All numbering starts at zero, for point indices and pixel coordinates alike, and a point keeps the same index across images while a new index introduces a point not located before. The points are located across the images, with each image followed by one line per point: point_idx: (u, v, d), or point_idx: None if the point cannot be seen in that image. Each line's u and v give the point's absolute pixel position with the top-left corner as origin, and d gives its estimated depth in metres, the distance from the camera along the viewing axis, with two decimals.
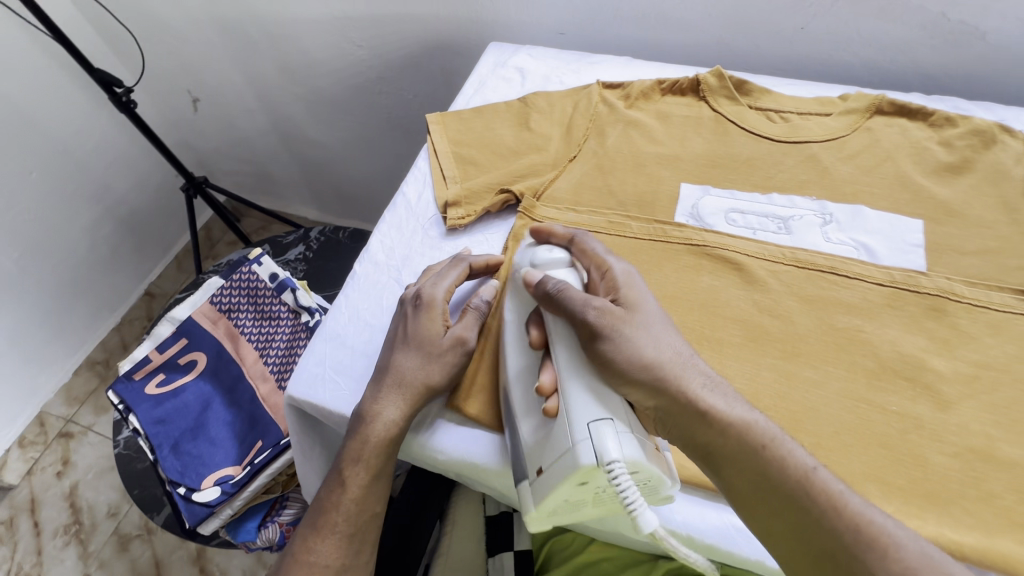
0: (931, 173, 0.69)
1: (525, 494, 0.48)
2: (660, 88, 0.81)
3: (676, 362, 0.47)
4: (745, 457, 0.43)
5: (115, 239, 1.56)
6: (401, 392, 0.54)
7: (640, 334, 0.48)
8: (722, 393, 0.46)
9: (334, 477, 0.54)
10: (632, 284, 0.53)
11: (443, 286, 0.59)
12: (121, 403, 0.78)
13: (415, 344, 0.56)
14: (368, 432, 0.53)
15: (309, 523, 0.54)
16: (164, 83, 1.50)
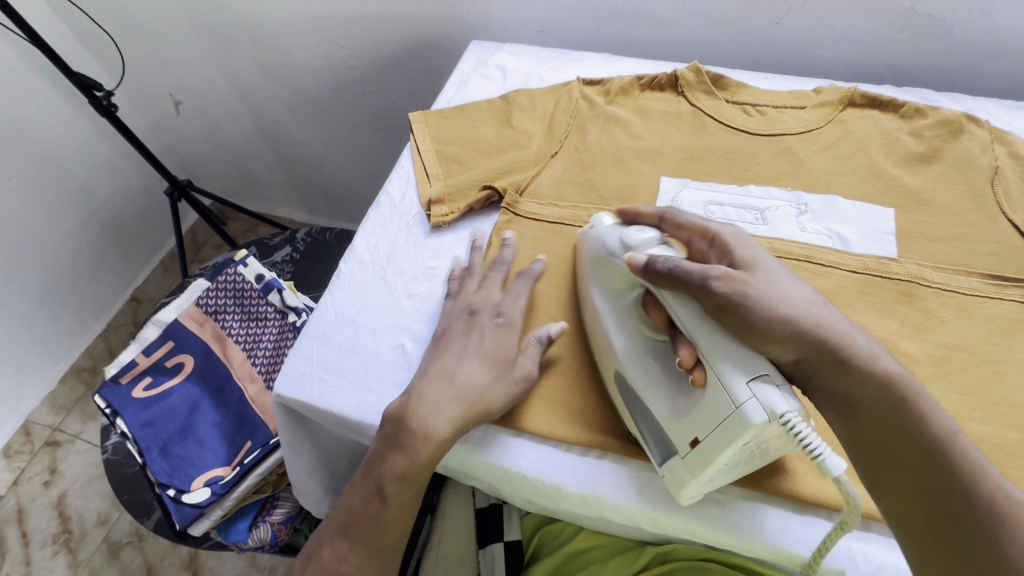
0: (902, 163, 0.71)
1: (680, 467, 0.47)
2: (639, 84, 0.82)
3: (818, 311, 0.47)
4: (877, 403, 0.44)
5: (99, 245, 1.55)
6: (458, 402, 0.53)
7: (773, 291, 0.47)
8: (860, 339, 0.46)
9: (370, 489, 0.53)
10: (743, 244, 0.52)
11: (517, 309, 0.60)
12: (108, 407, 0.78)
13: (482, 360, 0.55)
14: (416, 444, 0.52)
15: (337, 529, 0.54)
16: (145, 87, 1.49)
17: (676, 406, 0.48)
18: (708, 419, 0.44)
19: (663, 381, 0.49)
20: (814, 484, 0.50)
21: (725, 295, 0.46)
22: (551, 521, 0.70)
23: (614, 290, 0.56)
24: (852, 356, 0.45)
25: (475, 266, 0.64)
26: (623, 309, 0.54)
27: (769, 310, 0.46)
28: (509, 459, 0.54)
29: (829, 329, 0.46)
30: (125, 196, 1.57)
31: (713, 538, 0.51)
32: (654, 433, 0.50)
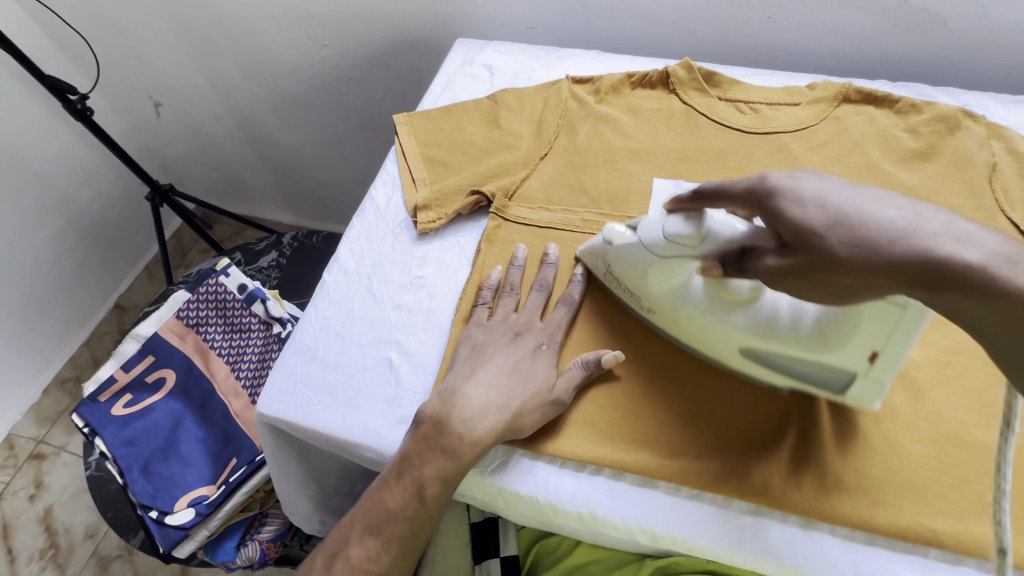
0: (899, 160, 0.69)
1: (862, 389, 0.48)
2: (630, 82, 0.80)
3: (918, 225, 0.34)
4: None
5: (80, 252, 1.50)
6: (501, 411, 0.51)
7: (845, 231, 0.36)
8: (988, 241, 0.34)
9: (407, 490, 0.50)
10: (788, 180, 0.41)
11: (557, 337, 0.58)
12: (86, 426, 0.75)
13: (521, 377, 0.53)
14: (458, 447, 0.50)
15: (367, 525, 0.51)
16: (122, 88, 1.44)
17: (826, 346, 0.46)
18: (873, 336, 0.44)
19: (791, 334, 0.48)
20: (817, 497, 0.48)
21: (784, 270, 0.40)
22: (547, 534, 0.69)
23: (676, 291, 0.53)
24: (988, 277, 0.32)
25: (512, 279, 0.62)
26: (705, 297, 0.52)
27: (852, 266, 0.36)
28: (501, 478, 0.52)
29: (945, 255, 0.33)
30: (106, 202, 1.53)
31: (712, 555, 0.49)
32: (819, 374, 0.49)
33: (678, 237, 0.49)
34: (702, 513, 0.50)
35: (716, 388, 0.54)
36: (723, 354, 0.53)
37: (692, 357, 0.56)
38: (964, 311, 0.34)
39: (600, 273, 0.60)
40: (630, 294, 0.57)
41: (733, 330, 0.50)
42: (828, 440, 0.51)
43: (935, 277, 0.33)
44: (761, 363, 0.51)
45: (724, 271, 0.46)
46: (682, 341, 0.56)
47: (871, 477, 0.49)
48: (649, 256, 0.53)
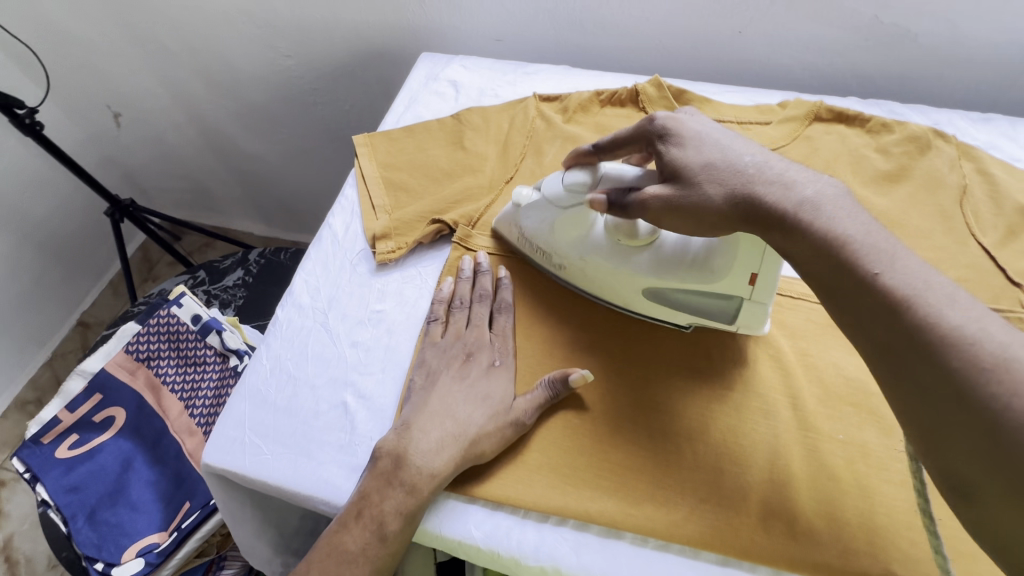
0: (870, 181, 0.68)
1: (743, 319, 0.54)
2: (598, 100, 0.78)
3: (753, 170, 0.45)
4: (847, 276, 0.40)
5: (38, 270, 1.44)
6: (459, 441, 0.50)
7: (709, 170, 0.46)
8: (800, 182, 0.44)
9: (366, 528, 0.48)
10: (673, 120, 0.50)
11: (510, 351, 0.57)
12: (27, 471, 0.71)
13: (479, 401, 0.52)
14: (417, 481, 0.48)
15: (327, 574, 0.48)
16: (78, 99, 1.38)
17: (710, 275, 0.51)
18: (749, 260, 0.49)
19: (682, 267, 0.53)
20: (790, 548, 0.46)
21: (661, 202, 0.48)
22: None
23: (580, 244, 0.57)
24: (797, 217, 0.42)
25: (462, 293, 0.60)
26: (606, 244, 0.56)
27: (709, 202, 0.46)
28: (461, 530, 0.49)
29: (766, 196, 0.43)
30: (65, 217, 1.46)
31: None
32: (711, 304, 0.55)
33: (575, 186, 0.54)
34: (665, 566, 0.47)
35: (684, 418, 0.53)
36: (625, 297, 0.58)
37: (658, 397, 0.54)
38: (786, 248, 0.43)
39: (515, 238, 0.63)
40: (544, 255, 0.61)
41: (631, 271, 0.55)
42: (799, 485, 0.49)
43: (761, 215, 0.43)
44: (658, 300, 0.56)
45: (609, 207, 0.51)
46: (588, 290, 0.60)
47: (843, 523, 0.47)
48: (552, 211, 0.57)
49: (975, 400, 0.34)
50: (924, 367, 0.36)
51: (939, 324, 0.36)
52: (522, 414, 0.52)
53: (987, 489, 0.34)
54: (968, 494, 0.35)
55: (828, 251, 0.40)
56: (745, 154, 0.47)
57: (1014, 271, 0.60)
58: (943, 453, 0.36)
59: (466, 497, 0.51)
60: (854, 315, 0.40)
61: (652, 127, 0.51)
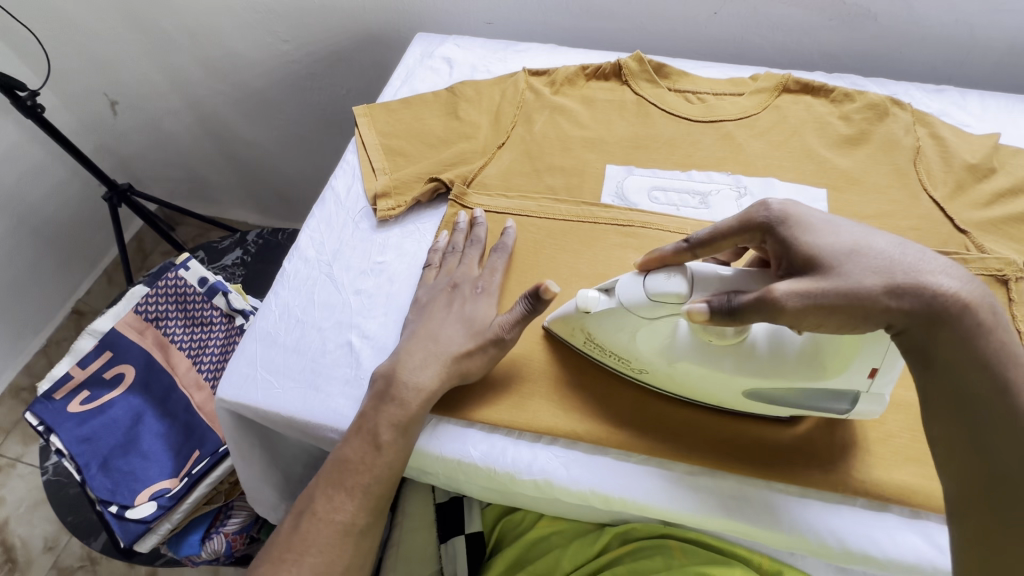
0: (833, 145, 0.74)
1: (858, 406, 0.49)
2: (584, 74, 0.83)
3: (916, 256, 0.40)
4: (983, 389, 0.38)
5: (35, 256, 1.45)
6: (441, 358, 0.55)
7: (861, 257, 0.40)
8: (964, 279, 0.39)
9: (365, 439, 0.52)
10: (791, 208, 0.45)
11: (494, 281, 0.61)
12: (40, 424, 0.74)
13: (462, 324, 0.57)
14: (406, 396, 0.53)
15: (331, 483, 0.53)
16: (77, 85, 1.40)
17: (824, 376, 0.46)
18: (869, 355, 0.45)
19: (794, 364, 0.47)
20: (757, 456, 0.52)
21: (800, 299, 0.40)
22: (512, 510, 0.70)
23: (669, 348, 0.51)
24: (963, 320, 0.38)
25: (456, 242, 0.65)
26: (701, 346, 0.49)
27: (870, 292, 0.39)
28: (460, 451, 0.54)
29: (941, 292, 0.38)
30: (62, 203, 1.48)
31: (655, 512, 0.52)
32: (822, 397, 0.50)
33: (669, 293, 0.47)
34: (640, 474, 0.52)
35: None
36: (721, 397, 0.52)
37: None
38: (930, 344, 0.39)
39: (577, 342, 0.56)
40: (616, 358, 0.55)
41: (736, 372, 0.49)
42: None
43: (933, 312, 0.38)
44: (764, 400, 0.50)
45: (714, 317, 0.43)
46: (673, 390, 0.54)
47: (806, 436, 0.52)
48: (633, 318, 0.50)
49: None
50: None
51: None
52: (501, 330, 0.56)
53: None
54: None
55: (976, 356, 0.38)
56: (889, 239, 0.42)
57: (962, 219, 0.66)
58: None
59: (464, 421, 0.55)
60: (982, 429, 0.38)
61: (763, 219, 0.45)
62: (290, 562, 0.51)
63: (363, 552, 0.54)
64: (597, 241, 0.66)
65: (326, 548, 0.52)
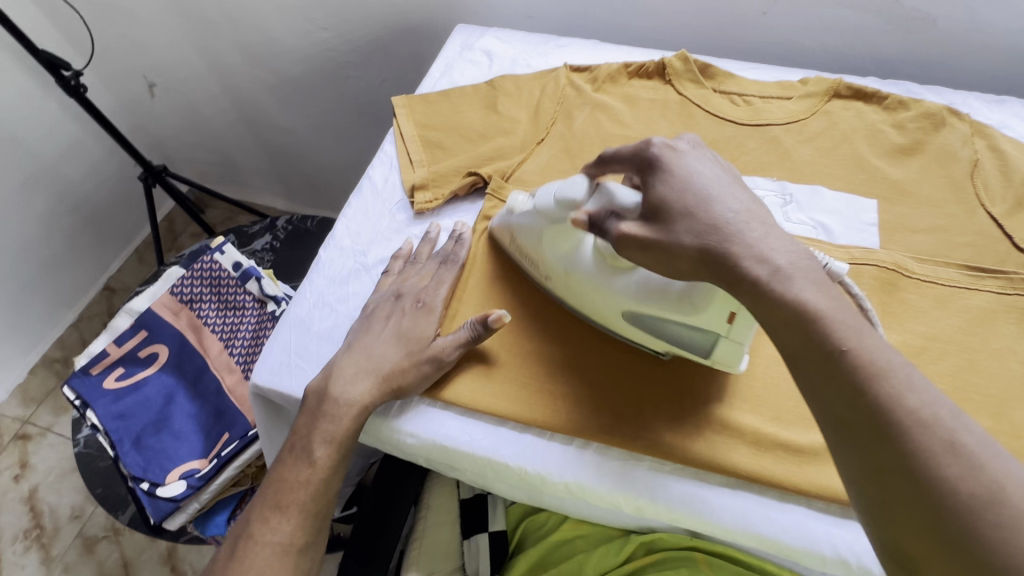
0: (885, 154, 0.71)
1: (717, 358, 0.52)
2: (627, 71, 0.81)
3: (733, 226, 0.42)
4: (817, 347, 0.37)
5: (71, 232, 1.48)
6: (374, 373, 0.55)
7: (687, 220, 0.43)
8: (779, 248, 0.41)
9: (299, 457, 0.53)
10: (669, 151, 0.47)
11: (438, 296, 0.60)
12: (77, 398, 0.75)
13: (397, 339, 0.56)
14: (339, 412, 0.53)
15: (267, 503, 0.53)
16: (117, 66, 1.43)
17: (681, 313, 0.49)
18: (724, 300, 0.47)
19: (658, 296, 0.50)
20: (797, 473, 0.50)
21: (636, 242, 0.45)
22: (536, 510, 0.70)
23: (568, 258, 0.55)
24: (761, 279, 0.40)
25: (419, 253, 0.64)
26: (591, 262, 0.54)
27: (679, 248, 0.43)
28: (492, 450, 0.54)
29: (743, 265, 0.40)
30: (98, 182, 1.51)
31: (690, 523, 0.51)
32: (688, 339, 0.52)
33: (570, 199, 0.53)
34: (675, 484, 0.52)
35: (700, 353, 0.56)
36: (605, 317, 0.56)
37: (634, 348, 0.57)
38: (759, 311, 0.40)
39: (514, 252, 0.61)
40: (531, 262, 0.59)
41: (614, 291, 0.52)
42: (809, 421, 0.52)
43: (731, 278, 0.41)
44: (639, 324, 0.53)
45: (591, 228, 0.50)
46: (570, 304, 0.58)
47: None
48: (542, 222, 0.56)
49: (941, 492, 0.32)
50: (890, 451, 0.34)
51: (896, 407, 0.34)
52: (441, 352, 0.55)
53: (934, 563, 0.32)
54: (909, 564, 0.34)
55: (801, 318, 0.38)
56: (730, 204, 0.43)
57: (1021, 238, 0.63)
58: (890, 526, 0.34)
59: (496, 419, 0.56)
60: (825, 389, 0.37)
61: (647, 152, 0.48)
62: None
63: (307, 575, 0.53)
64: None
65: (266, 571, 0.51)
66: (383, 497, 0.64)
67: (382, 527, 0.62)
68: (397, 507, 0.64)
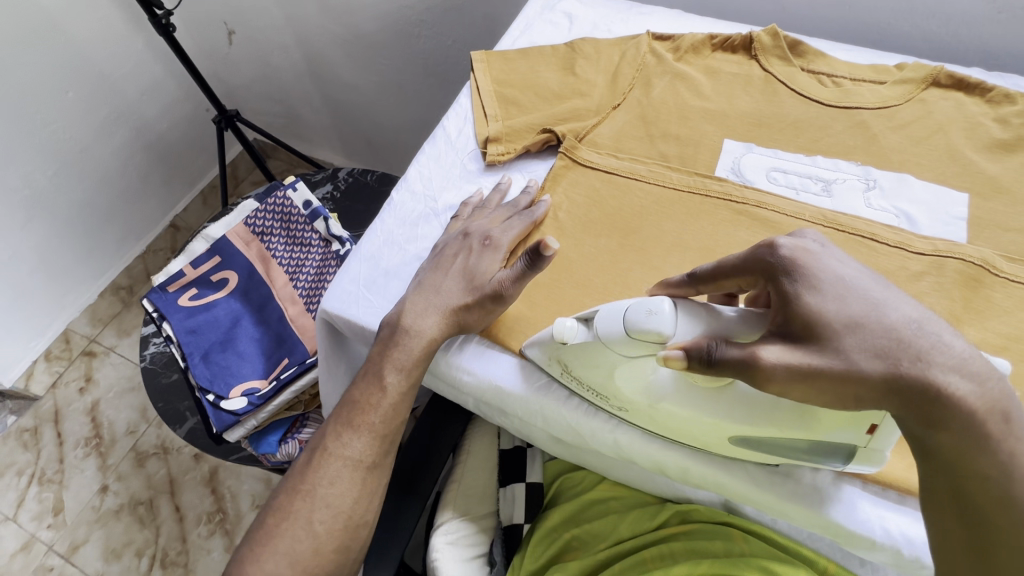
0: (983, 148, 0.67)
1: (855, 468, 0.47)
2: (711, 43, 0.79)
3: (930, 346, 0.38)
4: (1011, 515, 0.37)
5: (145, 168, 1.55)
6: (442, 310, 0.56)
7: (859, 334, 0.39)
8: (984, 379, 0.38)
9: (371, 381, 0.56)
10: (802, 253, 0.43)
11: (505, 237, 0.60)
12: (155, 311, 0.80)
13: (462, 277, 0.58)
14: (409, 342, 0.56)
15: (340, 421, 0.56)
16: (202, 12, 1.48)
17: (813, 429, 0.43)
18: (863, 420, 0.42)
19: (780, 415, 0.44)
20: None
21: (785, 369, 0.39)
22: (573, 470, 0.71)
23: (650, 389, 0.48)
24: (988, 430, 0.37)
25: (490, 202, 0.66)
26: (681, 388, 0.47)
27: (862, 375, 0.38)
28: (545, 397, 0.56)
29: (953, 399, 0.37)
30: (174, 123, 1.57)
31: (732, 490, 0.52)
32: (815, 449, 0.46)
33: (650, 330, 0.44)
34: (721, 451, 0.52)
35: None
36: (708, 442, 0.49)
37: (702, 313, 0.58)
38: (948, 454, 0.38)
39: (555, 374, 0.55)
40: (594, 393, 0.53)
41: (722, 420, 0.46)
42: None
43: (932, 410, 0.37)
44: (753, 446, 0.48)
45: (690, 364, 0.42)
46: (664, 433, 0.52)
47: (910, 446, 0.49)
48: (613, 355, 0.48)
49: None
50: None
51: None
52: (499, 286, 0.55)
53: None
54: None
55: (1004, 486, 0.37)
56: (906, 312, 0.39)
57: None
58: None
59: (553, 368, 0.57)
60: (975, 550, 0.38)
61: (771, 257, 0.44)
62: (302, 494, 0.54)
63: (373, 494, 0.56)
64: (704, 215, 0.63)
65: (337, 481, 0.54)
66: (431, 433, 0.66)
67: (426, 462, 0.63)
68: (439, 445, 0.65)
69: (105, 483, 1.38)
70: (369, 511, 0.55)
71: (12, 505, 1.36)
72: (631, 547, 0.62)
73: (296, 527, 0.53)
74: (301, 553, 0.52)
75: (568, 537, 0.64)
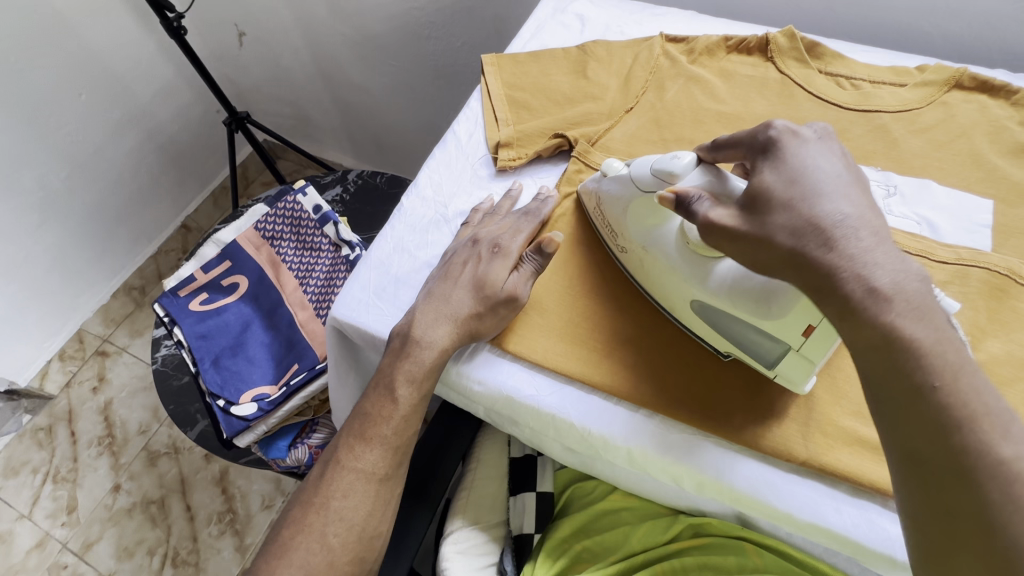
0: (1008, 153, 0.65)
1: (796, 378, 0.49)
2: (726, 45, 0.77)
3: (841, 230, 0.38)
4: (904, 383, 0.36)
5: (157, 168, 1.56)
6: (453, 319, 0.56)
7: (788, 213, 0.40)
8: (889, 267, 0.37)
9: (382, 394, 0.56)
10: (789, 135, 0.44)
11: (514, 243, 0.60)
12: (167, 315, 0.81)
13: (472, 285, 0.57)
14: (420, 353, 0.55)
15: (353, 433, 0.56)
16: (212, 14, 1.49)
17: (762, 316, 0.47)
18: (805, 314, 0.45)
19: (737, 293, 0.48)
20: (880, 472, 0.48)
21: (724, 223, 0.43)
22: (584, 478, 0.70)
23: (652, 233, 0.54)
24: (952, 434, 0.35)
25: (501, 207, 0.65)
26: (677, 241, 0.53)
27: (774, 246, 0.40)
28: (560, 408, 0.55)
29: (844, 275, 0.37)
30: (185, 124, 1.58)
31: (752, 506, 0.51)
32: (760, 340, 0.50)
33: (669, 170, 0.51)
34: (741, 464, 0.51)
35: None
36: (674, 306, 0.55)
37: None
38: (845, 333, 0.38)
39: (591, 208, 0.61)
40: (611, 232, 0.59)
41: (695, 282, 0.51)
42: None
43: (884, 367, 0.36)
44: (708, 320, 0.52)
45: (677, 208, 0.47)
46: (646, 287, 0.57)
47: None
48: (636, 190, 0.55)
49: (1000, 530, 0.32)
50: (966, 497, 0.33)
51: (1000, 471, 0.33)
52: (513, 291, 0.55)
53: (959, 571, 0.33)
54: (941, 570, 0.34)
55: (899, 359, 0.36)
56: (841, 206, 0.40)
57: None
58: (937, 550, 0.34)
59: (565, 379, 0.56)
60: (936, 533, 0.34)
61: (764, 135, 0.45)
62: (316, 507, 0.54)
63: (386, 506, 0.55)
64: None
65: (350, 494, 0.54)
66: (438, 444, 0.65)
67: (436, 472, 0.62)
68: (449, 454, 0.64)
69: (117, 482, 1.39)
70: (382, 522, 0.55)
71: (27, 503, 1.38)
72: (642, 561, 0.61)
73: (308, 541, 0.53)
74: (315, 566, 0.52)
75: (580, 548, 0.64)
